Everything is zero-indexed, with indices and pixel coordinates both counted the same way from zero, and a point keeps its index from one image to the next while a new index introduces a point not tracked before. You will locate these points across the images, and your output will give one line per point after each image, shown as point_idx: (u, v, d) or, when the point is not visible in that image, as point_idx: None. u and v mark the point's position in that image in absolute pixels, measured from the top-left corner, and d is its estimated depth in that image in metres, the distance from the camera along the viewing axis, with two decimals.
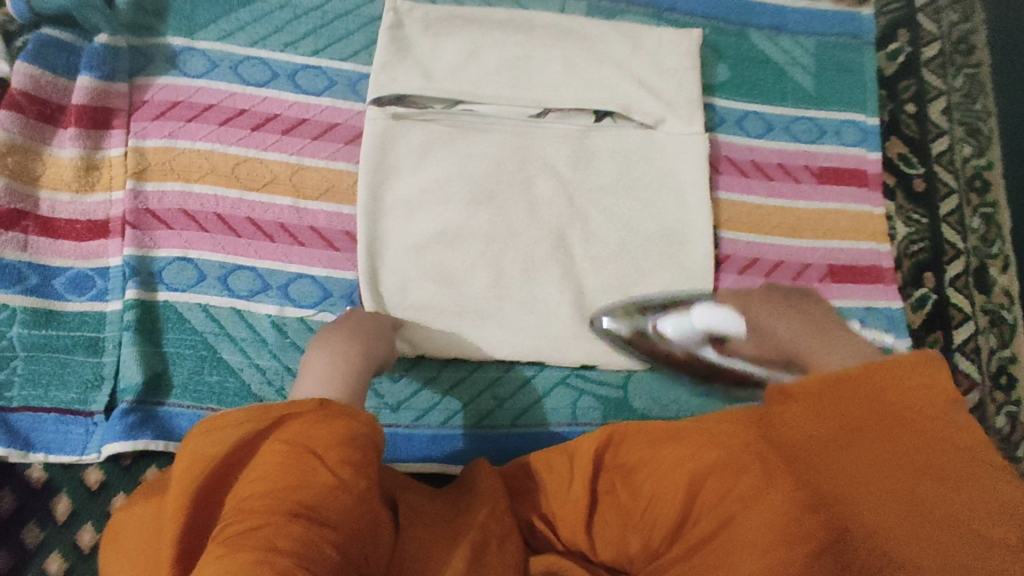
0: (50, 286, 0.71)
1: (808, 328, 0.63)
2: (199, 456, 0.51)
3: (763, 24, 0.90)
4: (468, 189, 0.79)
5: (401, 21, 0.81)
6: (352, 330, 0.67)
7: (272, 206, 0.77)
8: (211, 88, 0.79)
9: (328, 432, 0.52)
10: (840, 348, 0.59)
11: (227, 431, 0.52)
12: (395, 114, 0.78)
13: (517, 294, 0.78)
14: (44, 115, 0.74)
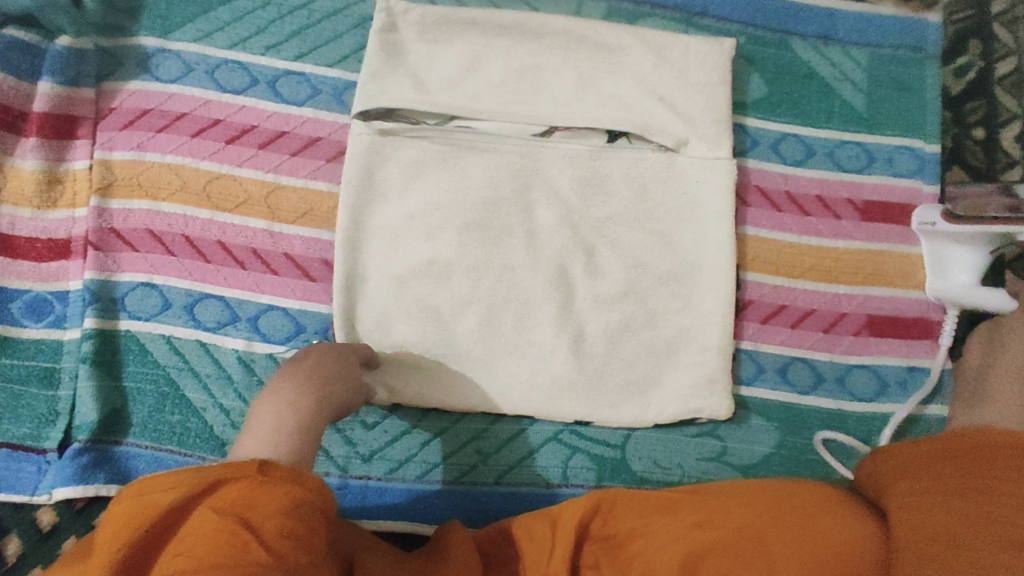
0: (6, 311, 0.66)
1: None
2: (122, 521, 0.43)
3: (810, 32, 0.79)
4: (460, 217, 0.70)
5: (395, 24, 0.72)
6: (311, 373, 0.57)
7: (245, 229, 0.70)
8: (185, 95, 0.72)
9: (269, 498, 0.45)
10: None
11: (158, 492, 0.45)
12: (382, 130, 0.70)
13: (509, 337, 0.69)
14: (5, 122, 0.68)
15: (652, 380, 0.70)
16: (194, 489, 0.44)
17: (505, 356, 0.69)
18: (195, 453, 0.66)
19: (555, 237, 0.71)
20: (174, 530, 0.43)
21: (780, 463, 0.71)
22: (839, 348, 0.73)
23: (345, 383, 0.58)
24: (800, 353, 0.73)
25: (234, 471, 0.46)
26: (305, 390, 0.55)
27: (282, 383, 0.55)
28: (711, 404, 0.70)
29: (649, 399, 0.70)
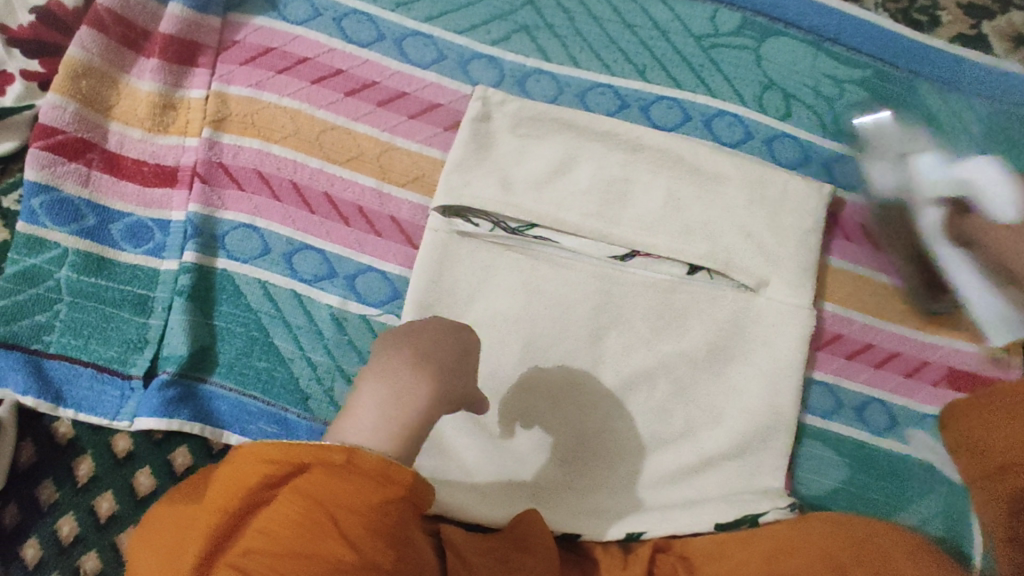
0: (106, 231, 0.65)
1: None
2: (224, 484, 0.43)
3: (934, 75, 0.78)
4: (520, 404, 0.67)
5: (488, 114, 0.70)
6: (430, 361, 0.49)
7: (353, 185, 0.69)
8: (310, 39, 0.70)
9: (355, 491, 0.42)
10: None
11: (250, 466, 0.43)
12: (461, 232, 0.68)
13: (568, 442, 0.67)
14: (127, 38, 0.67)
15: (688, 520, 0.65)
16: (279, 469, 0.43)
17: (574, 407, 0.68)
18: (278, 402, 0.66)
19: (659, 241, 0.70)
20: (259, 507, 0.43)
21: (843, 498, 0.72)
22: (918, 396, 0.74)
23: (464, 371, 0.50)
24: (877, 395, 0.74)
25: (320, 456, 0.43)
26: (430, 385, 0.48)
27: (388, 378, 0.48)
28: (780, 504, 0.66)
29: (681, 510, 0.66)
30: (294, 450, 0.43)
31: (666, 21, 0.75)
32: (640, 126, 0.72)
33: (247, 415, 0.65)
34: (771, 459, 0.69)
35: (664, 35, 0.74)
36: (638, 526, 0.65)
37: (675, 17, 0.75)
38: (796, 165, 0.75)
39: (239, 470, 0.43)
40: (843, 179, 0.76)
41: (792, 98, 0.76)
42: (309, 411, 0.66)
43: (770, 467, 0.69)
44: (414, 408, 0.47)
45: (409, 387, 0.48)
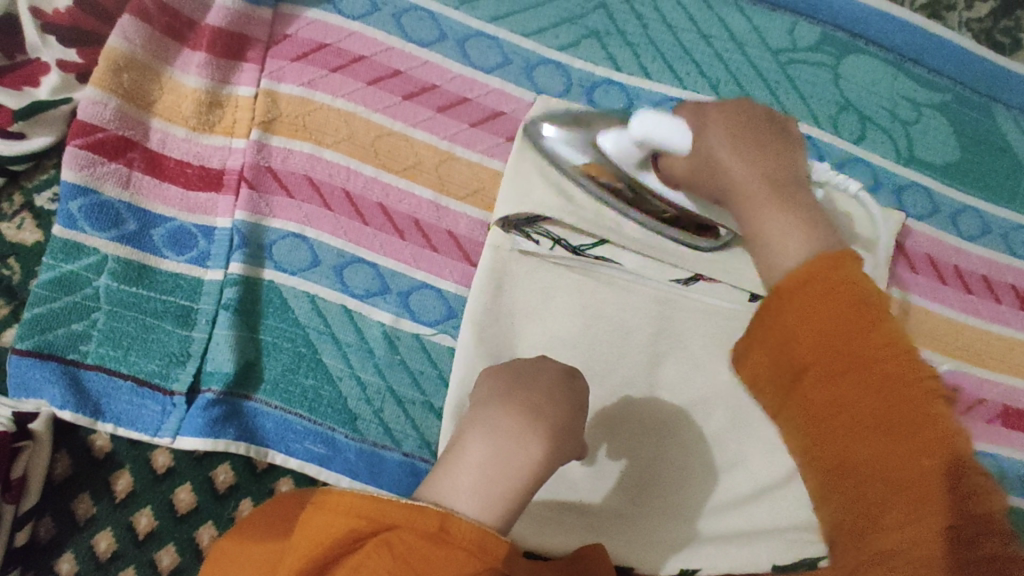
0: (147, 236, 0.61)
1: (755, 165, 0.51)
2: (308, 531, 0.40)
3: (1014, 102, 0.75)
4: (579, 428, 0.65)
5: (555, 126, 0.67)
6: (545, 419, 0.46)
7: (409, 195, 0.65)
8: (366, 36, 0.66)
9: (449, 562, 0.39)
10: (793, 205, 0.48)
11: (339, 514, 0.40)
12: (521, 250, 0.65)
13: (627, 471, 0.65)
14: (172, 29, 0.63)
15: (745, 557, 0.60)
16: (370, 525, 0.40)
17: (631, 431, 0.65)
18: (324, 422, 0.63)
19: (727, 267, 0.65)
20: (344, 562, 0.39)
21: None
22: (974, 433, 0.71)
23: (573, 431, 0.47)
24: None
25: (414, 515, 0.40)
26: (541, 447, 0.45)
27: (496, 437, 0.45)
28: None
29: (734, 545, 0.61)
30: (386, 504, 0.40)
31: (742, 31, 0.71)
32: None
33: (293, 434, 0.62)
34: None
35: (740, 48, 0.71)
36: (692, 563, 0.61)
37: (752, 28, 0.71)
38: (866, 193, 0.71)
39: (328, 514, 0.40)
40: (915, 209, 0.72)
41: (869, 120, 0.72)
42: (357, 433, 0.63)
43: None
44: (520, 473, 0.44)
45: (521, 449, 0.45)
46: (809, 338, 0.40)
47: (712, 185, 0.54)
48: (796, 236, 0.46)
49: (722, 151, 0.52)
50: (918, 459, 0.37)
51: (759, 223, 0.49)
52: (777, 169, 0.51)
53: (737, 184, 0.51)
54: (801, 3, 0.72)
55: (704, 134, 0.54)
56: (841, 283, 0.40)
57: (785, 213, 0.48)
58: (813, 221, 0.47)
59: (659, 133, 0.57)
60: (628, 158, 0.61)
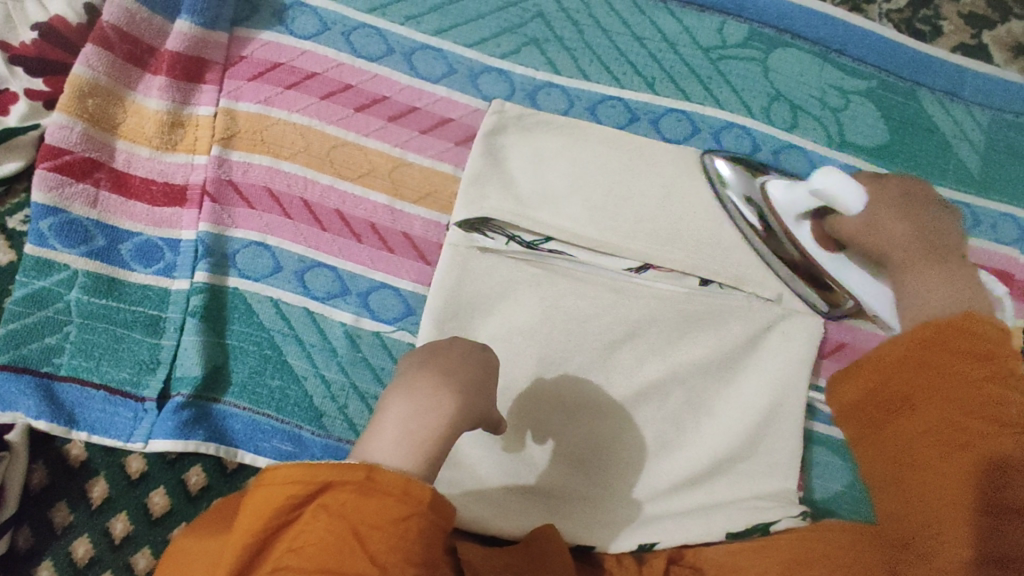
0: (115, 251, 0.64)
1: (915, 233, 0.61)
2: (252, 507, 0.45)
3: (938, 86, 0.79)
4: (529, 412, 0.67)
5: (500, 127, 0.70)
6: (456, 379, 0.52)
7: (364, 201, 0.69)
8: (318, 54, 0.70)
9: (378, 509, 0.44)
10: (942, 270, 0.59)
11: (276, 486, 0.45)
12: (479, 247, 0.68)
13: (576, 449, 0.67)
14: (133, 55, 0.66)
15: (700, 528, 0.63)
16: (302, 491, 0.44)
17: (584, 414, 0.68)
18: (292, 421, 0.65)
19: (671, 254, 0.69)
20: (287, 528, 0.44)
21: (852, 505, 0.71)
22: None
23: (485, 390, 0.53)
24: None
25: (340, 474, 0.45)
26: (455, 401, 0.51)
27: (414, 398, 0.51)
28: (792, 512, 0.63)
29: (691, 518, 0.64)
30: (314, 470, 0.45)
31: (675, 32, 0.76)
32: (649, 140, 0.72)
33: (261, 433, 0.64)
34: (786, 465, 0.68)
35: (672, 47, 0.75)
36: (652, 537, 0.64)
37: (683, 29, 0.76)
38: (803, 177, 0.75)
39: (266, 488, 0.45)
40: None
41: (799, 109, 0.76)
42: (323, 429, 0.65)
43: (784, 468, 0.67)
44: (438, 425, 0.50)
45: (433, 406, 0.51)
46: (919, 379, 0.56)
47: (868, 244, 0.62)
48: (938, 291, 0.59)
49: (885, 216, 0.61)
50: (978, 487, 0.51)
51: (907, 277, 0.61)
52: (925, 233, 0.60)
53: (894, 243, 0.61)
54: (728, 2, 0.76)
55: (883, 198, 0.62)
56: (973, 340, 0.55)
57: (928, 273, 0.60)
58: (961, 285, 0.58)
59: (840, 188, 0.59)
60: (802, 205, 0.65)
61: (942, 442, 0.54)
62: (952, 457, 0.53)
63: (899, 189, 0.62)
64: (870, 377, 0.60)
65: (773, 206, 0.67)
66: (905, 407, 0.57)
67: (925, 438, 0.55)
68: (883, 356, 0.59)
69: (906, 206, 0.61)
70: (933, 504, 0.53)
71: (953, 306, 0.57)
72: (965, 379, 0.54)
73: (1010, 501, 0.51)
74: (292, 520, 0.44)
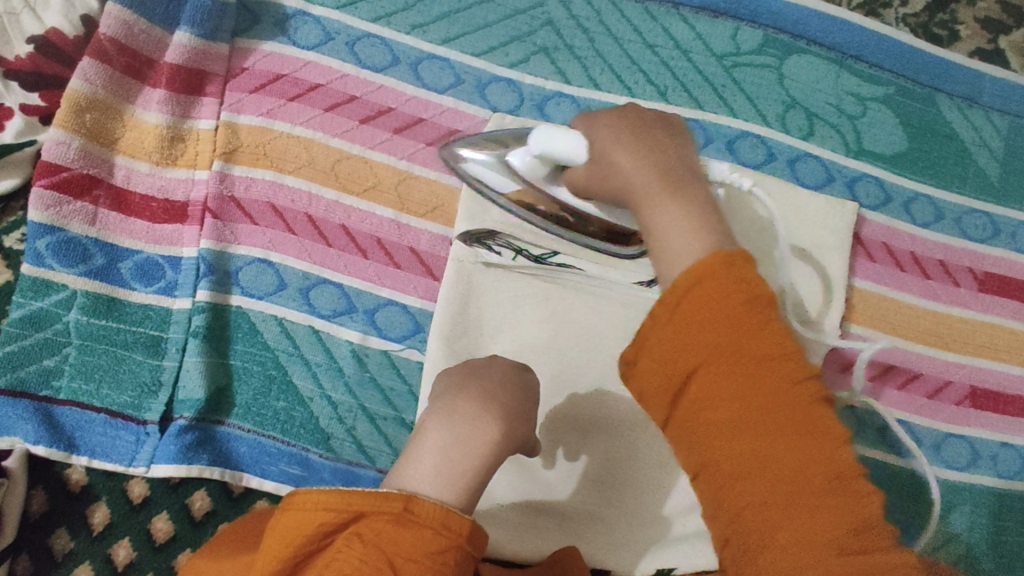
0: (115, 270, 0.63)
1: (650, 155, 0.45)
2: (282, 531, 0.42)
3: (957, 91, 0.77)
4: (552, 430, 0.65)
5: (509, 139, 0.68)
6: (496, 404, 0.49)
7: (371, 216, 0.67)
8: (321, 64, 0.68)
9: (415, 540, 0.42)
10: (687, 200, 0.43)
11: (308, 512, 0.42)
12: (486, 262, 0.66)
13: (595, 471, 0.65)
14: (131, 68, 0.64)
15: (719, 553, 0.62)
16: (337, 519, 0.42)
17: (599, 432, 0.66)
18: (298, 443, 0.63)
19: None
20: (318, 556, 0.42)
21: None
22: (941, 416, 0.72)
23: (525, 416, 0.50)
24: (906, 416, 0.72)
25: (377, 502, 0.42)
26: (494, 428, 0.48)
27: (452, 424, 0.48)
28: None
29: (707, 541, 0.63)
30: (350, 496, 0.43)
31: (687, 39, 0.74)
32: None
33: (266, 456, 0.63)
34: None
35: (685, 54, 0.73)
36: (669, 561, 0.63)
37: (696, 36, 0.74)
38: (819, 186, 0.73)
39: (298, 512, 0.42)
40: (867, 199, 0.74)
41: (815, 117, 0.74)
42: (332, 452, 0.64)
43: None
44: (477, 452, 0.47)
45: (474, 433, 0.47)
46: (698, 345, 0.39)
47: (611, 192, 0.49)
48: (686, 224, 0.42)
49: (614, 148, 0.47)
50: (813, 478, 0.37)
51: (650, 210, 0.44)
52: (661, 148, 0.45)
53: (628, 175, 0.46)
54: (742, 8, 0.74)
55: (593, 132, 0.49)
56: (738, 284, 0.39)
57: (677, 203, 0.43)
58: (704, 211, 0.43)
59: (558, 146, 0.51)
60: (537, 173, 0.56)
61: (762, 428, 0.38)
62: (773, 447, 0.37)
63: (613, 108, 0.50)
64: (656, 351, 0.41)
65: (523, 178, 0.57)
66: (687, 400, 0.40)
67: (732, 428, 0.38)
68: (657, 317, 0.41)
69: (642, 121, 0.48)
70: (808, 525, 0.37)
71: (699, 250, 0.41)
72: (735, 334, 0.38)
73: (846, 481, 0.37)
74: (323, 548, 0.42)
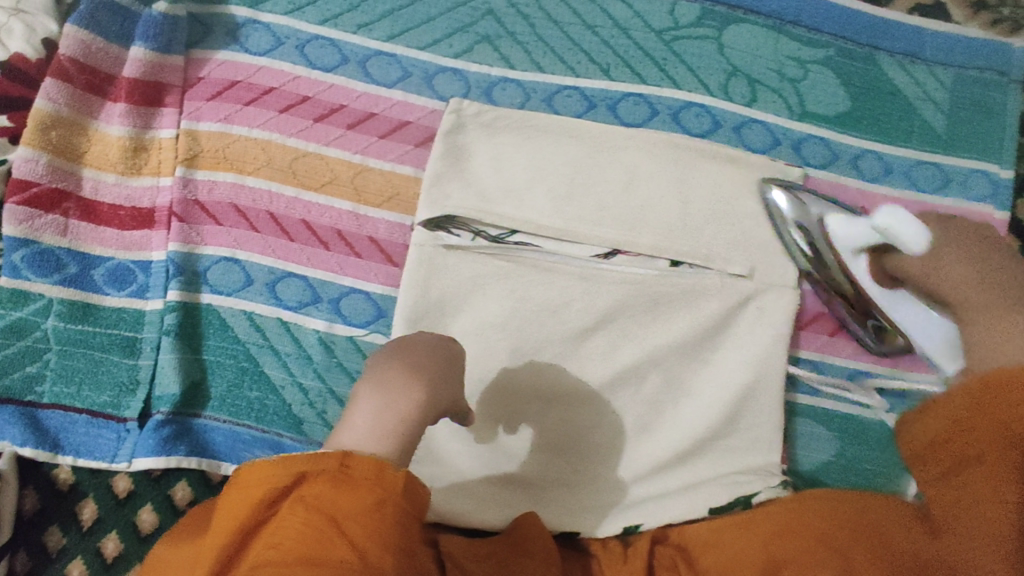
0: (88, 277, 0.66)
1: (983, 280, 0.58)
2: (230, 504, 0.46)
3: (897, 48, 0.79)
4: (507, 405, 0.68)
5: (461, 126, 0.70)
6: (424, 373, 0.53)
7: (330, 210, 0.70)
8: (274, 69, 0.71)
9: (353, 496, 0.45)
10: (977, 319, 0.58)
11: (253, 482, 0.46)
12: (445, 245, 0.68)
13: (558, 440, 0.67)
14: (92, 85, 0.68)
15: (683, 506, 0.65)
16: (279, 487, 0.45)
17: (559, 404, 0.68)
18: (272, 430, 0.66)
19: (639, 241, 0.69)
20: (266, 525, 0.45)
21: (839, 473, 0.72)
22: (904, 365, 0.74)
23: (451, 381, 0.54)
24: (867, 368, 0.74)
25: (315, 466, 0.46)
26: (423, 394, 0.52)
27: (383, 389, 0.52)
28: (772, 483, 0.65)
29: (671, 497, 0.66)
30: (290, 464, 0.46)
31: (626, 18, 0.76)
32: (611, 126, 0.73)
33: (242, 443, 0.65)
34: (767, 438, 0.68)
35: (625, 32, 0.76)
36: (636, 519, 0.65)
37: (635, 14, 0.76)
38: (765, 150, 0.75)
39: (244, 483, 0.46)
40: (814, 159, 0.76)
41: (757, 83, 0.76)
42: (303, 436, 0.66)
43: (765, 441, 0.68)
44: (408, 415, 0.51)
45: (403, 400, 0.51)
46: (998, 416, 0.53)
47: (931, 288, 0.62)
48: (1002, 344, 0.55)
49: (949, 253, 0.60)
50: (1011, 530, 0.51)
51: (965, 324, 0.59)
52: (992, 272, 0.58)
53: (953, 284, 0.60)
54: None
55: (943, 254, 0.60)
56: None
57: (988, 320, 0.57)
58: None
59: (901, 227, 0.63)
60: (857, 240, 0.68)
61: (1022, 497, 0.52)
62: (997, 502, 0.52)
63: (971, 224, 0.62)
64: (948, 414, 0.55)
65: (829, 238, 0.69)
66: (961, 449, 0.54)
67: (997, 485, 0.52)
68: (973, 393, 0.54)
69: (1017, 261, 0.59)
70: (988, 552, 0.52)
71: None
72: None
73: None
74: (270, 515, 0.45)
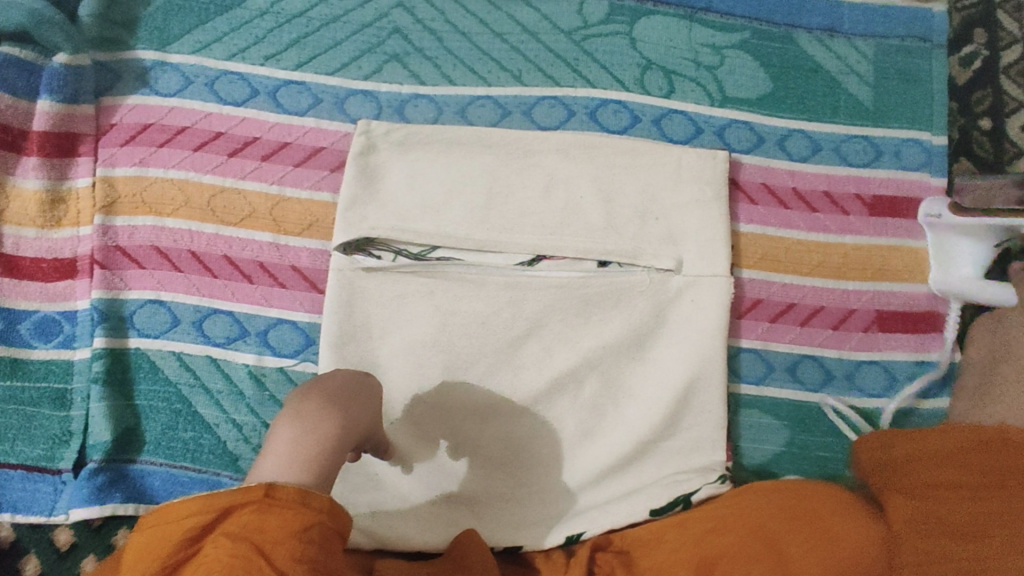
0: (14, 332, 0.66)
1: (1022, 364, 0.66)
2: (150, 547, 0.44)
3: (815, 24, 0.78)
4: (445, 422, 0.67)
5: (373, 145, 0.70)
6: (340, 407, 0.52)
7: (251, 242, 0.70)
8: (185, 108, 0.71)
9: (279, 523, 0.44)
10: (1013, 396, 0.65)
11: (172, 523, 0.44)
12: (365, 267, 0.68)
13: (501, 454, 0.66)
14: (5, 142, 0.68)
15: (624, 510, 0.63)
16: (202, 523, 0.44)
17: (497, 418, 0.67)
18: (208, 469, 0.66)
19: (564, 245, 0.68)
20: (190, 561, 0.43)
21: (789, 461, 0.71)
22: (849, 344, 0.72)
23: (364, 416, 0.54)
24: (810, 351, 0.72)
25: (238, 497, 0.45)
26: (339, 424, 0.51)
27: (299, 419, 0.51)
28: (711, 479, 0.64)
29: (615, 503, 0.64)
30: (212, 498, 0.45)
31: (534, 22, 0.76)
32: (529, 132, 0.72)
33: (179, 485, 0.65)
34: (709, 433, 0.67)
35: (534, 36, 0.75)
36: (577, 528, 0.64)
37: (543, 17, 0.76)
38: (687, 140, 0.74)
39: (164, 524, 0.44)
40: (738, 145, 0.75)
41: (673, 73, 0.75)
42: (241, 472, 0.66)
43: (708, 437, 0.67)
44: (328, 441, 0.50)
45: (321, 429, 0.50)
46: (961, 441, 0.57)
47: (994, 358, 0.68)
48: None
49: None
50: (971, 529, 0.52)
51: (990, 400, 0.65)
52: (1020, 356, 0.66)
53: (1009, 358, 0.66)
54: None
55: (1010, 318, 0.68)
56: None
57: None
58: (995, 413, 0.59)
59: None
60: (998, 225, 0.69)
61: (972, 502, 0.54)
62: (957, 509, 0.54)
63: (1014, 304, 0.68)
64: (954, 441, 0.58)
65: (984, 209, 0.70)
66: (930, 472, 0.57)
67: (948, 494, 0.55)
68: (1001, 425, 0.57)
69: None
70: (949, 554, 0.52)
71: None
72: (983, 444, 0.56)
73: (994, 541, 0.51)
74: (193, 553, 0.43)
